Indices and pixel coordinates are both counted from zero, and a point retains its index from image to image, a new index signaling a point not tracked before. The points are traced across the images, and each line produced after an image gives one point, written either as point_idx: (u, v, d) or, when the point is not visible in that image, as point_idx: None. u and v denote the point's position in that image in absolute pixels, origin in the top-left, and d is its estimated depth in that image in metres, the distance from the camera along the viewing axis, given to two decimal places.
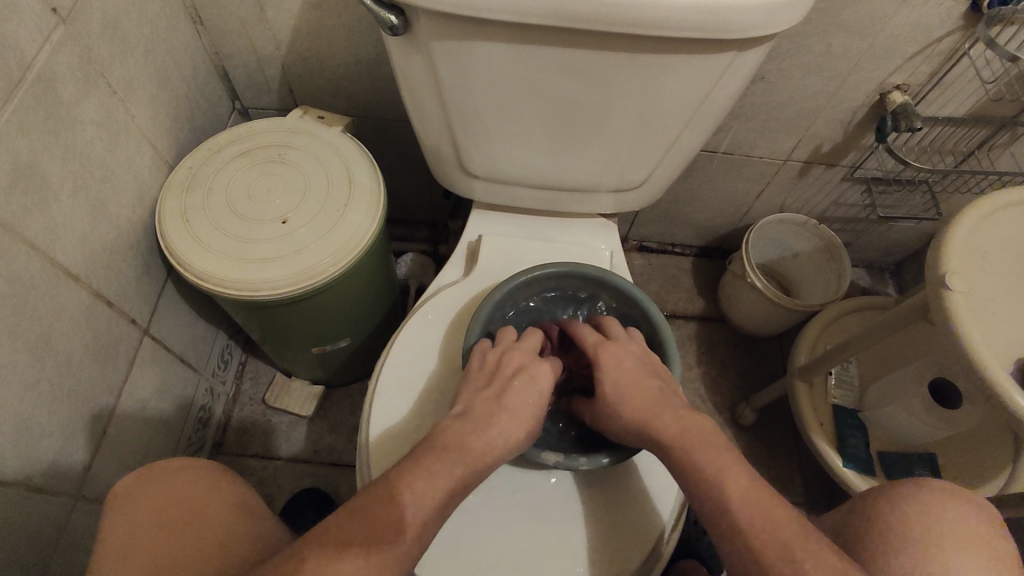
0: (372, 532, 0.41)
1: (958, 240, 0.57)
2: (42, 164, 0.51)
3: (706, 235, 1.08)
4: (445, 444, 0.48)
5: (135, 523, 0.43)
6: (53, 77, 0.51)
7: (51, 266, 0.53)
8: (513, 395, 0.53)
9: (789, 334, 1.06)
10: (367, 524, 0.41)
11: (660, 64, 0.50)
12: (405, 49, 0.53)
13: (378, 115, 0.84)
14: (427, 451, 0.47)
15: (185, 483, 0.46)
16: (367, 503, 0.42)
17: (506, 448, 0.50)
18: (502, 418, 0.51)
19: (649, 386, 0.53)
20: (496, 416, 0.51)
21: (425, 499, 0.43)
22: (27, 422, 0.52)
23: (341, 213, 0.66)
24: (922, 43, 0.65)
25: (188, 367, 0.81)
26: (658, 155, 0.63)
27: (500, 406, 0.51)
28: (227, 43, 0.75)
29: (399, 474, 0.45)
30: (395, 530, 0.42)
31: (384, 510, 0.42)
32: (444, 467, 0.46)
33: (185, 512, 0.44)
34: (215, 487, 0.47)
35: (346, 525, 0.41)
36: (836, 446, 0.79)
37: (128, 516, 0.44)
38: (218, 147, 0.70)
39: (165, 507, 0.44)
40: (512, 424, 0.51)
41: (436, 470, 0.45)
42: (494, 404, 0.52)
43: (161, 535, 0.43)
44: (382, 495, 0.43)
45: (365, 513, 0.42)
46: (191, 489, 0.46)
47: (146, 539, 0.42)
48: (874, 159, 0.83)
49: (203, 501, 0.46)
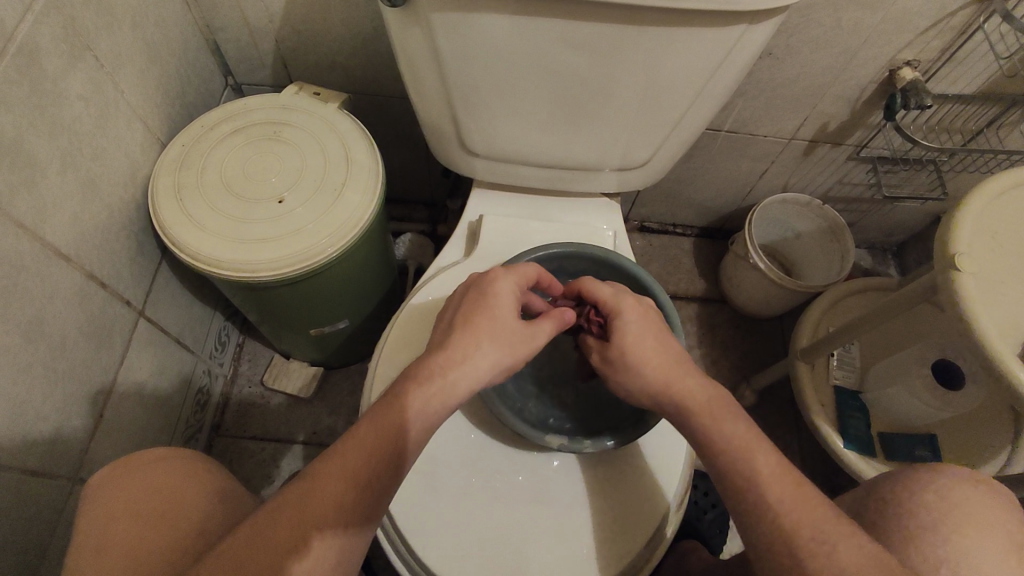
0: (305, 503, 0.37)
1: (968, 221, 0.56)
2: (28, 141, 0.49)
3: (708, 215, 1.07)
4: (434, 375, 0.43)
5: (110, 511, 0.42)
6: (37, 49, 0.49)
7: (41, 246, 0.52)
8: (486, 312, 0.47)
9: (791, 315, 1.05)
10: (346, 482, 0.38)
11: (667, 37, 0.49)
12: (403, 21, 0.51)
13: (375, 91, 0.82)
14: (414, 386, 0.42)
15: (161, 470, 0.45)
16: (346, 454, 0.39)
17: (473, 378, 0.44)
18: (502, 348, 0.46)
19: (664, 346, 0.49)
20: (456, 346, 0.45)
21: (364, 460, 0.39)
22: (21, 404, 0.51)
23: (339, 192, 0.65)
24: (936, 16, 0.63)
25: (185, 349, 0.80)
26: (664, 133, 0.61)
27: (462, 335, 0.46)
28: (218, 15, 0.72)
29: (377, 416, 0.41)
30: (334, 498, 0.37)
31: (318, 478, 0.38)
32: (383, 419, 0.41)
33: (163, 497, 0.43)
34: (191, 473, 0.46)
35: (323, 479, 0.38)
36: (838, 428, 0.79)
37: (102, 506, 0.42)
38: (211, 124, 0.68)
39: (142, 492, 0.43)
40: (477, 352, 0.45)
41: (373, 425, 0.40)
42: (497, 331, 0.47)
43: (137, 517, 0.41)
44: (320, 464, 0.39)
45: (343, 466, 0.38)
46: (169, 478, 0.45)
47: (122, 522, 0.41)
48: (881, 138, 0.82)
49: (179, 486, 0.44)
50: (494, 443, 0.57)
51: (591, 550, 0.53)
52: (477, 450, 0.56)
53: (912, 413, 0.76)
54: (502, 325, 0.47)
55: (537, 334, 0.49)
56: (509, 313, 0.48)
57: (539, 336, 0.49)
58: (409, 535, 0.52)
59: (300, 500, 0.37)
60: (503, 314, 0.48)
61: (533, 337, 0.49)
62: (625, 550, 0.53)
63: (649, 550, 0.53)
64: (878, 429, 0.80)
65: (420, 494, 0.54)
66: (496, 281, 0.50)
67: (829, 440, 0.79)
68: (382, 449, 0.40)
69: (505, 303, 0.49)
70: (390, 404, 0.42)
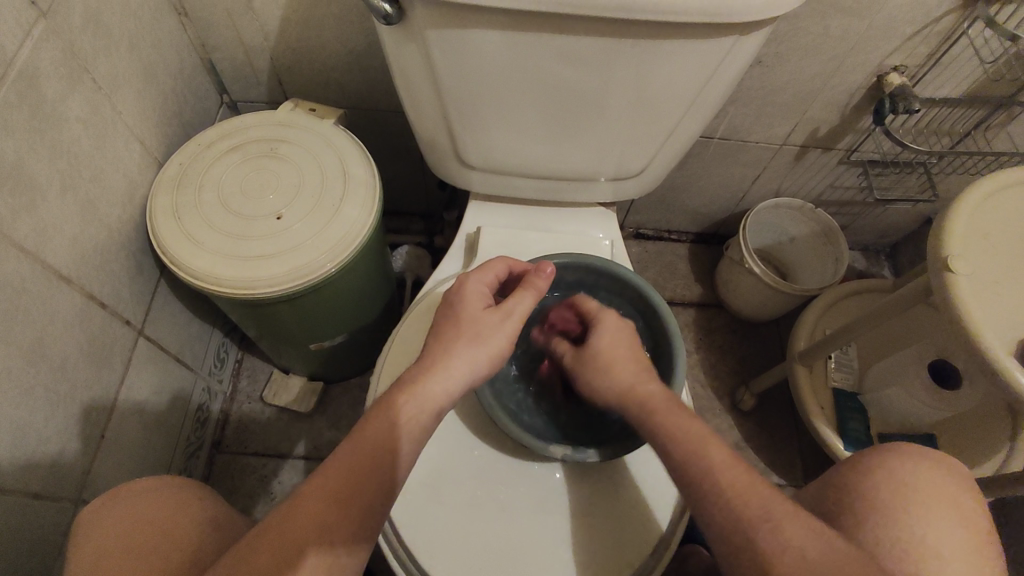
0: (286, 526, 0.37)
1: (960, 222, 0.56)
2: (29, 164, 0.49)
3: (703, 221, 1.08)
4: (418, 379, 0.44)
5: (102, 544, 0.42)
6: (36, 73, 0.49)
7: (42, 269, 0.52)
8: (453, 320, 0.49)
9: (787, 318, 1.06)
10: (325, 500, 0.38)
11: (658, 49, 0.49)
12: (399, 38, 0.51)
13: (370, 106, 0.83)
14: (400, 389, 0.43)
15: (156, 499, 0.46)
16: (326, 474, 0.39)
17: (448, 382, 0.45)
18: (473, 346, 0.47)
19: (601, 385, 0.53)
20: (427, 356, 0.46)
21: (343, 483, 0.39)
22: (24, 428, 0.51)
23: (337, 207, 0.65)
24: (921, 23, 0.64)
25: (184, 366, 0.80)
26: (657, 143, 0.62)
27: (433, 345, 0.47)
28: (214, 35, 0.73)
29: (357, 433, 0.41)
30: (313, 521, 0.37)
31: (298, 501, 0.38)
32: (360, 434, 0.41)
33: (154, 527, 0.43)
34: (184, 506, 0.46)
35: (304, 501, 0.38)
36: (838, 430, 0.80)
37: (96, 537, 0.43)
38: (208, 143, 0.68)
39: (139, 523, 0.43)
40: (445, 357, 0.46)
41: (353, 442, 0.41)
42: (467, 330, 0.48)
43: (131, 553, 0.41)
44: (305, 487, 0.39)
45: (321, 487, 0.39)
46: (161, 506, 0.45)
47: (116, 556, 0.41)
48: (871, 142, 0.83)
49: (169, 514, 0.44)
50: (496, 455, 0.57)
51: (597, 555, 0.53)
52: (483, 462, 0.57)
53: (912, 413, 0.77)
54: (467, 324, 0.48)
55: (514, 319, 0.50)
56: (479, 309, 0.50)
57: (512, 320, 0.50)
58: (415, 550, 0.52)
59: (282, 523, 0.37)
60: (471, 312, 0.49)
61: (503, 326, 0.49)
62: (634, 554, 0.53)
63: (658, 553, 0.53)
64: (877, 430, 0.81)
65: (427, 506, 0.54)
66: (465, 285, 0.52)
67: (830, 442, 0.79)
68: (364, 465, 0.40)
69: (470, 303, 0.50)
70: (373, 415, 0.42)
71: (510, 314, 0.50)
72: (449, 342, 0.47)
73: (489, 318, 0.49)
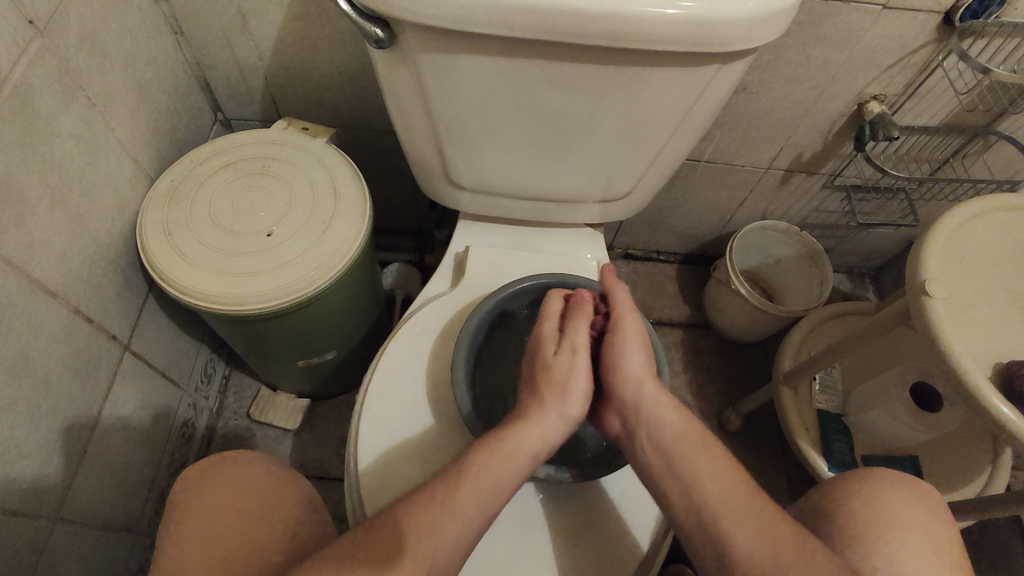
0: (350, 556, 0.42)
1: (937, 247, 0.58)
2: (19, 179, 0.50)
3: (691, 243, 1.09)
4: (491, 449, 0.47)
5: (187, 538, 0.47)
6: (30, 90, 0.50)
7: (28, 283, 0.52)
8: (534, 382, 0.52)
9: (773, 339, 1.07)
10: (379, 542, 0.43)
11: (644, 74, 0.50)
12: (391, 61, 0.53)
13: (363, 125, 0.84)
14: (469, 462, 0.47)
15: (208, 488, 0.50)
16: (383, 520, 0.44)
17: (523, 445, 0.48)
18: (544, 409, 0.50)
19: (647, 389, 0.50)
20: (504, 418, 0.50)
21: (397, 527, 0.43)
22: (3, 442, 0.51)
23: (327, 224, 0.66)
24: (898, 54, 0.66)
25: (170, 381, 0.80)
26: (644, 166, 0.63)
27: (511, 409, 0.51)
28: (209, 54, 0.74)
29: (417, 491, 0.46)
30: (370, 555, 0.42)
31: (358, 539, 0.43)
32: (419, 493, 0.46)
33: (226, 508, 0.48)
34: (277, 482, 0.52)
35: (361, 541, 0.43)
36: (822, 452, 0.81)
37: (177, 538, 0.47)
38: (201, 159, 0.69)
39: (209, 510, 0.48)
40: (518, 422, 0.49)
41: (411, 497, 0.45)
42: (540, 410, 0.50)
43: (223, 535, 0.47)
44: (363, 531, 0.44)
45: (377, 531, 0.43)
46: (215, 489, 0.49)
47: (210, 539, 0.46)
48: (853, 168, 0.85)
49: (232, 491, 0.49)
50: None
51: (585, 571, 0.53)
52: None
53: (896, 435, 0.77)
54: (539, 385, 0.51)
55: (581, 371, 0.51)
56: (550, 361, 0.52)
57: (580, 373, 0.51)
58: None
59: (343, 551, 0.42)
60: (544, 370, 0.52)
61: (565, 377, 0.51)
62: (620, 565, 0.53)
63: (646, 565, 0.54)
64: (862, 452, 0.81)
65: None
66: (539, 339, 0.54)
67: (814, 462, 0.80)
68: (415, 518, 0.44)
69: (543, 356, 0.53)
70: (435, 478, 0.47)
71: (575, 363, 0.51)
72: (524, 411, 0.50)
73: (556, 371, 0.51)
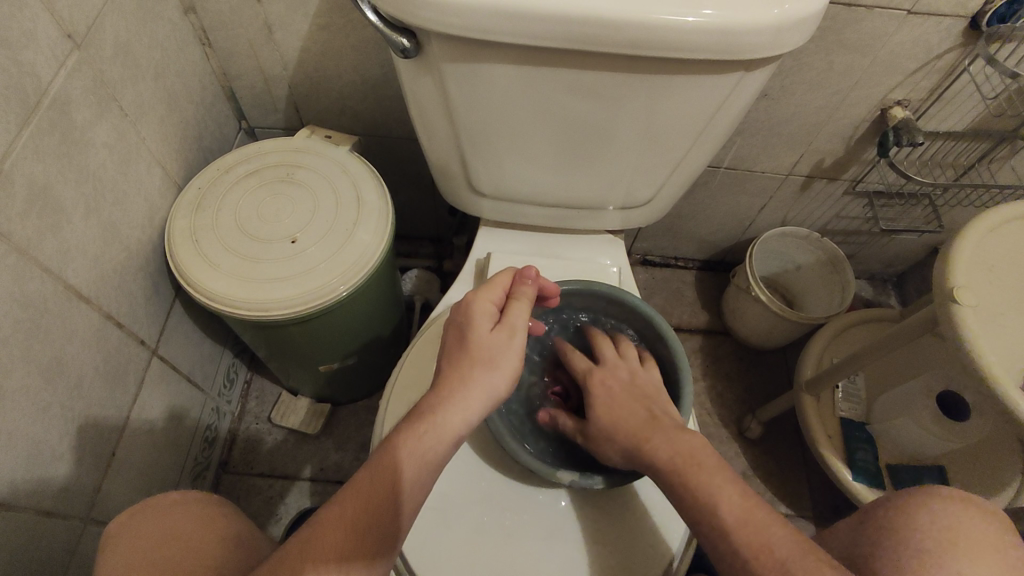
0: (314, 545, 0.36)
1: (965, 253, 0.57)
2: (56, 188, 0.51)
3: (710, 249, 1.09)
4: (422, 417, 0.43)
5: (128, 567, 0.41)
6: (68, 101, 0.51)
7: (63, 288, 0.53)
8: (460, 346, 0.47)
9: (794, 345, 1.06)
10: (348, 528, 0.37)
11: (667, 82, 0.51)
12: (416, 70, 0.53)
13: (384, 133, 0.85)
14: (400, 434, 0.42)
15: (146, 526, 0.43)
16: (344, 501, 0.38)
17: (469, 411, 0.44)
18: (486, 368, 0.46)
19: (634, 415, 0.52)
20: (439, 386, 0.45)
21: (370, 501, 0.39)
22: (38, 445, 0.52)
23: (351, 231, 0.67)
24: (924, 59, 0.66)
25: (194, 385, 0.81)
26: (665, 173, 0.63)
27: (442, 375, 0.46)
28: (235, 64, 0.75)
29: (373, 465, 0.40)
30: (338, 541, 0.37)
31: (322, 525, 0.37)
32: (381, 469, 0.40)
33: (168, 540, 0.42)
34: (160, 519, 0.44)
35: (325, 529, 0.37)
36: (846, 462, 0.80)
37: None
38: (227, 167, 0.70)
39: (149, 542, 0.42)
40: (462, 390, 0.44)
41: (377, 471, 0.40)
42: (471, 369, 0.45)
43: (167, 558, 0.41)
44: (325, 513, 0.38)
45: (342, 511, 0.38)
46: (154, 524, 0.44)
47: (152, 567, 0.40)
48: (875, 174, 0.84)
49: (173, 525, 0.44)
50: (501, 479, 0.57)
51: (616, 567, 0.53)
52: (486, 487, 0.57)
53: (918, 442, 0.77)
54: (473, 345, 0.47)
55: (520, 333, 0.49)
56: (486, 329, 0.48)
57: (516, 332, 0.49)
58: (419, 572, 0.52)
59: (304, 549, 0.36)
60: (479, 332, 0.47)
61: (504, 340, 0.48)
62: (650, 567, 0.53)
63: None
64: (886, 460, 0.81)
65: (433, 531, 0.54)
66: (469, 304, 0.50)
67: (838, 472, 0.79)
68: (386, 493, 0.39)
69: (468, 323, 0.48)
70: (390, 450, 0.41)
71: (514, 329, 0.49)
72: (462, 371, 0.45)
73: (492, 334, 0.48)
